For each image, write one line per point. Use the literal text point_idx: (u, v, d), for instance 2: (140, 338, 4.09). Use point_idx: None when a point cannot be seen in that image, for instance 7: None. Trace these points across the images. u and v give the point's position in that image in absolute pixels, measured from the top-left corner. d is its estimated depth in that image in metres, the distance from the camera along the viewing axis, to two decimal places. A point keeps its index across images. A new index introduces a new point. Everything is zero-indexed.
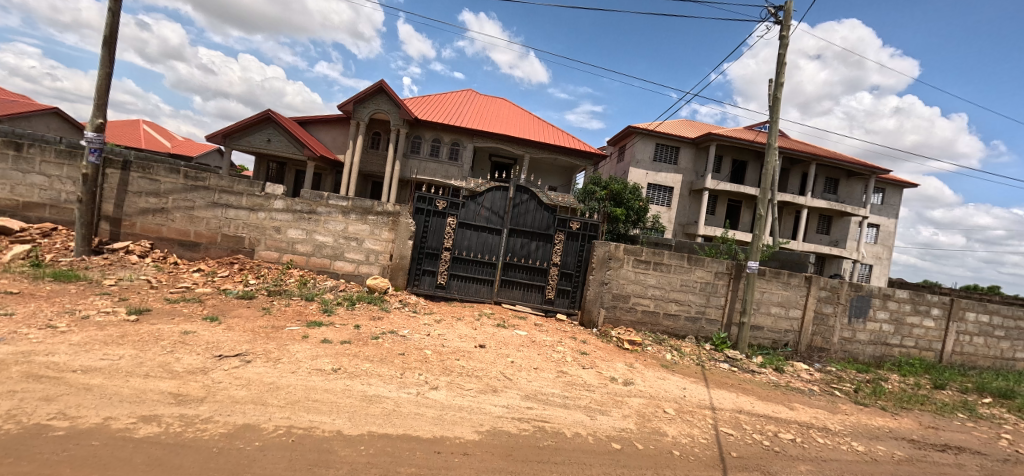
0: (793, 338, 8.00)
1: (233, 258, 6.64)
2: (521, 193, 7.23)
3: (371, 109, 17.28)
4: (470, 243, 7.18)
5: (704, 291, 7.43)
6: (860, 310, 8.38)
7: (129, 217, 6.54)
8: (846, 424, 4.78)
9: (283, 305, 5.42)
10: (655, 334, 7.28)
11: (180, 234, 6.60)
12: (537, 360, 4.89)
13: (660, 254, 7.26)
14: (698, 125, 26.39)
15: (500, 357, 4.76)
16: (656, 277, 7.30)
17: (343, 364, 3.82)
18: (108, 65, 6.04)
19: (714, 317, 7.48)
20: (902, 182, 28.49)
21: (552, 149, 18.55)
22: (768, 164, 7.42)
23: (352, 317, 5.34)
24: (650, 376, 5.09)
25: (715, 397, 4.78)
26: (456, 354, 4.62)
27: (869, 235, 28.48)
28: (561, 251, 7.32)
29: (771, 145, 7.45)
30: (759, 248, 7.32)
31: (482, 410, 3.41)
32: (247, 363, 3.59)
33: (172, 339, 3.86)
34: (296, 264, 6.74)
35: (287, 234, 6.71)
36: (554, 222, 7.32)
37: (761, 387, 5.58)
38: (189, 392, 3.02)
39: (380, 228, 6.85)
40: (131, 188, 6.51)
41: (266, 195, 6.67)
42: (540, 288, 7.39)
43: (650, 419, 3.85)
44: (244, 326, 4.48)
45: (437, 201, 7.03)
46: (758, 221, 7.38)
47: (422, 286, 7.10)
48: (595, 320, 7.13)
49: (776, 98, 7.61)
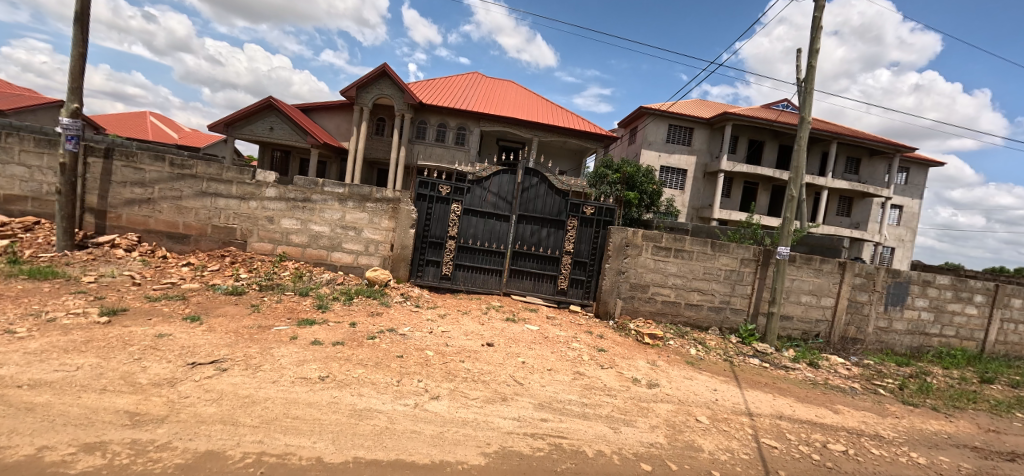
0: (825, 329, 7.42)
1: (224, 250, 6.23)
2: (531, 177, 6.72)
3: (376, 94, 16.69)
4: (476, 231, 6.69)
5: (729, 279, 6.88)
6: (897, 298, 7.76)
7: (114, 209, 6.15)
8: (900, 430, 4.25)
9: (274, 301, 5.00)
10: (677, 326, 6.77)
11: (168, 226, 6.21)
12: (550, 360, 4.41)
13: (681, 240, 6.71)
14: (713, 105, 25.39)
15: (511, 358, 4.29)
16: (678, 265, 6.76)
17: (334, 371, 3.38)
18: (82, 44, 5.59)
19: (739, 307, 6.93)
20: (928, 160, 27.24)
21: (560, 132, 17.83)
22: (801, 140, 6.75)
23: (349, 314, 4.91)
24: (676, 376, 4.61)
25: (750, 401, 4.27)
26: (462, 354, 4.17)
27: (893, 216, 27.36)
28: (574, 238, 6.80)
29: (805, 119, 6.77)
30: (790, 232, 6.71)
31: (490, 425, 2.95)
32: (223, 372, 3.17)
33: (142, 344, 3.46)
34: (290, 257, 6.32)
35: (281, 224, 6.27)
36: (566, 207, 6.79)
37: (798, 386, 5.06)
38: (149, 410, 2.61)
39: (380, 217, 6.39)
40: (114, 177, 6.11)
41: (257, 183, 6.21)
42: (552, 278, 6.88)
43: (681, 431, 3.37)
44: (228, 327, 4.06)
45: (441, 186, 6.53)
46: (789, 202, 6.75)
47: (426, 277, 6.64)
48: (611, 312, 6.64)
49: (810, 67, 6.90)
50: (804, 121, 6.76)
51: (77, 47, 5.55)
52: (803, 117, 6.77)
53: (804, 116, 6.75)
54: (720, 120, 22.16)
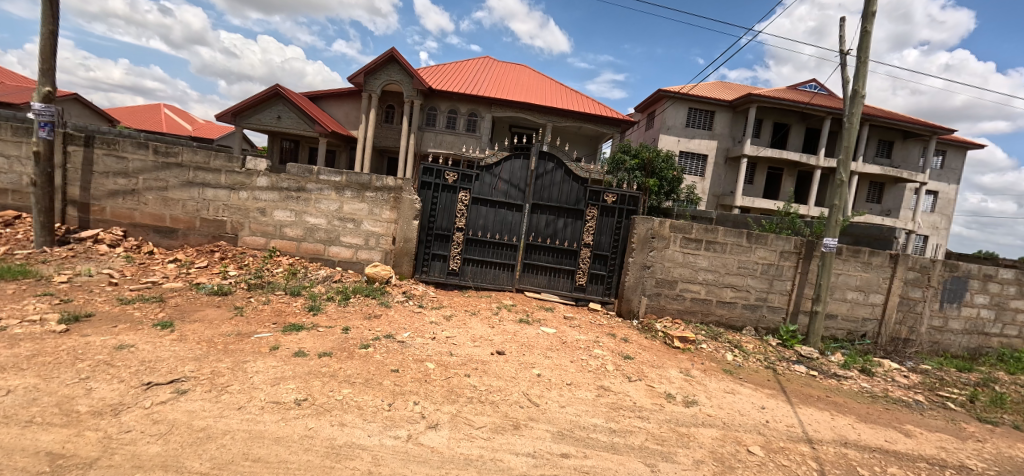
0: (873, 328, 6.69)
1: (214, 245, 5.76)
2: (546, 162, 6.10)
3: (383, 80, 16.11)
4: (486, 222, 6.10)
5: (766, 274, 6.17)
6: (954, 294, 6.95)
7: (98, 201, 5.74)
8: (989, 459, 3.55)
9: (261, 302, 4.50)
10: (708, 326, 6.11)
11: (154, 219, 5.76)
12: (570, 373, 3.81)
13: (713, 231, 6.01)
14: (736, 87, 24.14)
15: (524, 370, 3.72)
16: (709, 259, 6.08)
17: (313, 392, 2.85)
18: (53, 22, 5.19)
19: (777, 305, 6.23)
20: (966, 143, 25.60)
21: (576, 117, 17.03)
22: (853, 118, 5.94)
23: (343, 317, 4.38)
24: (714, 390, 3.99)
25: (806, 422, 3.63)
26: (467, 366, 3.60)
27: (927, 203, 25.84)
28: (594, 229, 6.16)
29: (859, 93, 5.92)
30: (838, 222, 5.96)
31: (499, 466, 2.39)
32: (181, 396, 2.67)
33: (95, 359, 2.99)
34: (284, 251, 5.83)
35: (273, 216, 5.77)
36: (585, 195, 6.14)
37: (855, 400, 4.40)
38: (77, 452, 2.11)
39: (380, 207, 5.84)
40: (96, 167, 5.69)
41: (247, 171, 5.70)
42: (569, 272, 6.27)
43: (732, 467, 2.76)
44: (202, 335, 3.59)
45: (447, 173, 5.94)
46: (839, 188, 5.95)
47: (432, 272, 6.10)
48: (635, 311, 6.01)
49: (865, 32, 6.04)
50: (858, 95, 5.92)
51: (47, 25, 5.14)
52: (856, 92, 5.93)
53: (857, 89, 5.91)
54: (744, 102, 21.02)
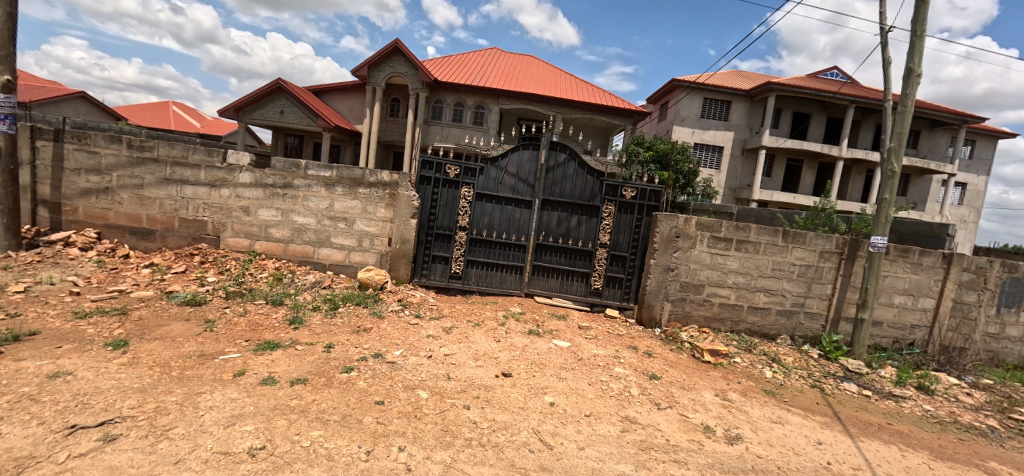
0: (921, 336, 6.03)
1: (194, 248, 5.27)
2: (557, 153, 5.50)
3: (388, 72, 15.56)
4: (491, 220, 5.53)
5: (804, 276, 5.52)
6: (1013, 298, 6.19)
7: (69, 201, 5.28)
8: None
9: (237, 315, 3.98)
10: (739, 335, 5.49)
11: (130, 219, 5.28)
12: (588, 400, 3.23)
13: (745, 229, 5.37)
14: (753, 76, 23.19)
15: (534, 397, 3.15)
16: (740, 260, 5.44)
17: (274, 437, 2.31)
18: (11, 2, 4.71)
19: (816, 311, 5.58)
20: (996, 131, 24.28)
21: (586, 108, 16.33)
22: (907, 100, 5.21)
23: (328, 331, 3.84)
24: (759, 419, 3.38)
25: (874, 462, 3.02)
26: (467, 394, 3.04)
27: (955, 195, 24.62)
28: (611, 228, 5.55)
29: (914, 72, 5.20)
30: (888, 219, 5.27)
31: None
32: (108, 445, 2.15)
33: (17, 393, 2.48)
34: (270, 254, 5.32)
35: (258, 215, 5.25)
36: (601, 189, 5.53)
37: (921, 429, 3.77)
38: None
39: (374, 205, 5.28)
40: (68, 164, 5.22)
41: (228, 167, 5.18)
42: (584, 275, 5.67)
43: None
44: (157, 358, 3.08)
45: (447, 166, 5.37)
46: (890, 180, 5.23)
47: (432, 276, 5.56)
48: (657, 318, 5.40)
49: (921, 2, 5.34)
50: (913, 74, 5.21)
51: (3, 7, 4.66)
52: (910, 70, 5.22)
53: (912, 67, 5.20)
54: (762, 91, 20.10)
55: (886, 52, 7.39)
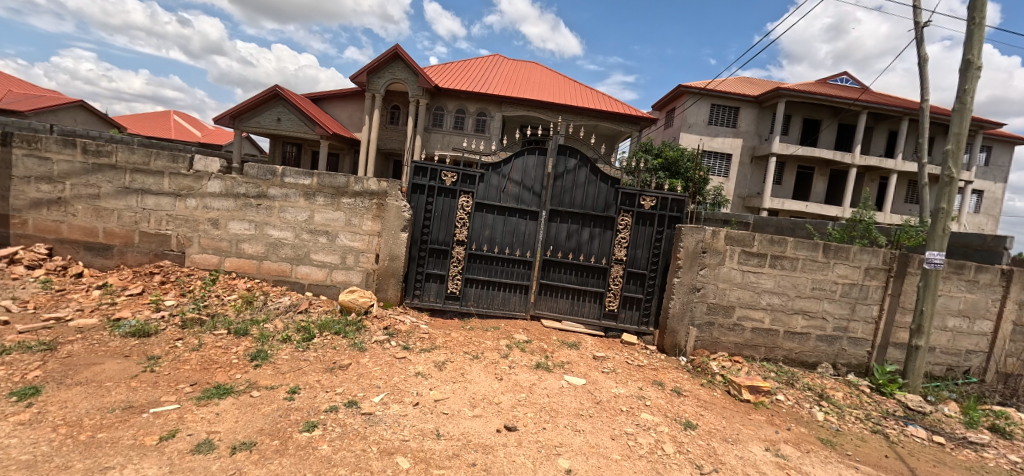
0: (977, 363, 5.33)
1: (155, 266, 4.66)
2: (567, 158, 4.88)
3: (388, 78, 15.09)
4: (492, 233, 4.90)
5: (848, 297, 4.84)
6: None
7: (18, 213, 4.69)
8: None
9: (189, 349, 3.34)
10: (774, 364, 4.81)
11: (85, 234, 4.68)
12: (614, 464, 2.57)
13: (781, 243, 4.71)
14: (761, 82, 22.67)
15: (546, 461, 2.49)
16: (776, 278, 4.77)
17: None
18: None
19: (862, 336, 4.90)
20: (1013, 137, 23.49)
21: (592, 114, 15.77)
22: (966, 96, 4.59)
23: (296, 370, 3.20)
24: None
25: None
26: (461, 461, 2.38)
27: (973, 203, 23.79)
28: (628, 242, 4.91)
29: (974, 64, 4.58)
30: (946, 231, 4.60)
31: None
32: None
33: None
34: (242, 273, 4.70)
35: (228, 228, 4.64)
36: (616, 198, 4.90)
37: None
38: None
39: (360, 217, 4.65)
40: (16, 171, 4.64)
41: (195, 174, 4.58)
42: (597, 295, 5.02)
43: None
44: (69, 413, 2.44)
45: (443, 173, 4.77)
46: (947, 186, 4.58)
47: (426, 297, 4.93)
48: (681, 345, 4.74)
49: None
50: (973, 66, 4.58)
51: None
52: (969, 62, 4.59)
53: (971, 58, 4.57)
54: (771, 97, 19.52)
55: (921, 48, 6.81)
